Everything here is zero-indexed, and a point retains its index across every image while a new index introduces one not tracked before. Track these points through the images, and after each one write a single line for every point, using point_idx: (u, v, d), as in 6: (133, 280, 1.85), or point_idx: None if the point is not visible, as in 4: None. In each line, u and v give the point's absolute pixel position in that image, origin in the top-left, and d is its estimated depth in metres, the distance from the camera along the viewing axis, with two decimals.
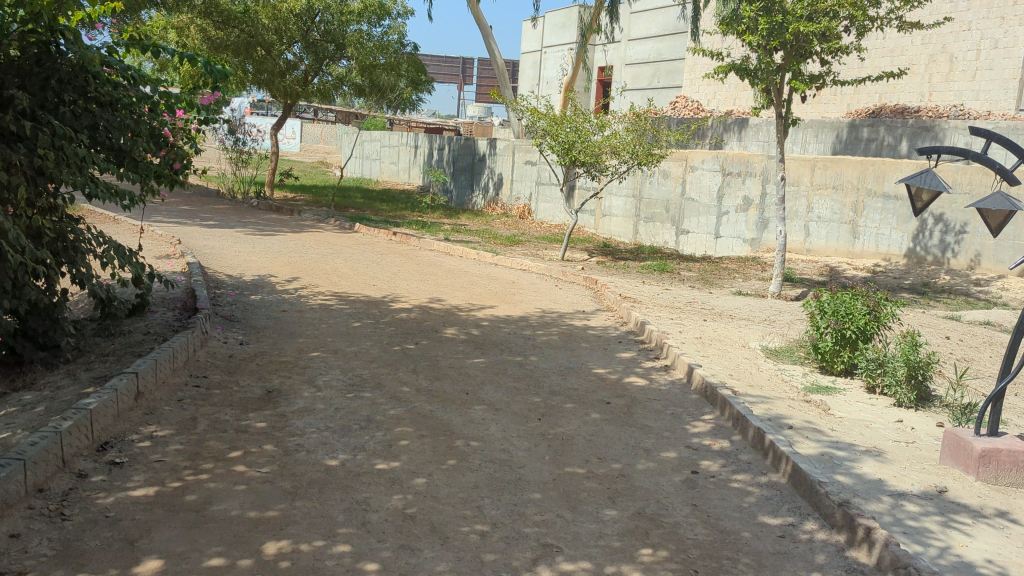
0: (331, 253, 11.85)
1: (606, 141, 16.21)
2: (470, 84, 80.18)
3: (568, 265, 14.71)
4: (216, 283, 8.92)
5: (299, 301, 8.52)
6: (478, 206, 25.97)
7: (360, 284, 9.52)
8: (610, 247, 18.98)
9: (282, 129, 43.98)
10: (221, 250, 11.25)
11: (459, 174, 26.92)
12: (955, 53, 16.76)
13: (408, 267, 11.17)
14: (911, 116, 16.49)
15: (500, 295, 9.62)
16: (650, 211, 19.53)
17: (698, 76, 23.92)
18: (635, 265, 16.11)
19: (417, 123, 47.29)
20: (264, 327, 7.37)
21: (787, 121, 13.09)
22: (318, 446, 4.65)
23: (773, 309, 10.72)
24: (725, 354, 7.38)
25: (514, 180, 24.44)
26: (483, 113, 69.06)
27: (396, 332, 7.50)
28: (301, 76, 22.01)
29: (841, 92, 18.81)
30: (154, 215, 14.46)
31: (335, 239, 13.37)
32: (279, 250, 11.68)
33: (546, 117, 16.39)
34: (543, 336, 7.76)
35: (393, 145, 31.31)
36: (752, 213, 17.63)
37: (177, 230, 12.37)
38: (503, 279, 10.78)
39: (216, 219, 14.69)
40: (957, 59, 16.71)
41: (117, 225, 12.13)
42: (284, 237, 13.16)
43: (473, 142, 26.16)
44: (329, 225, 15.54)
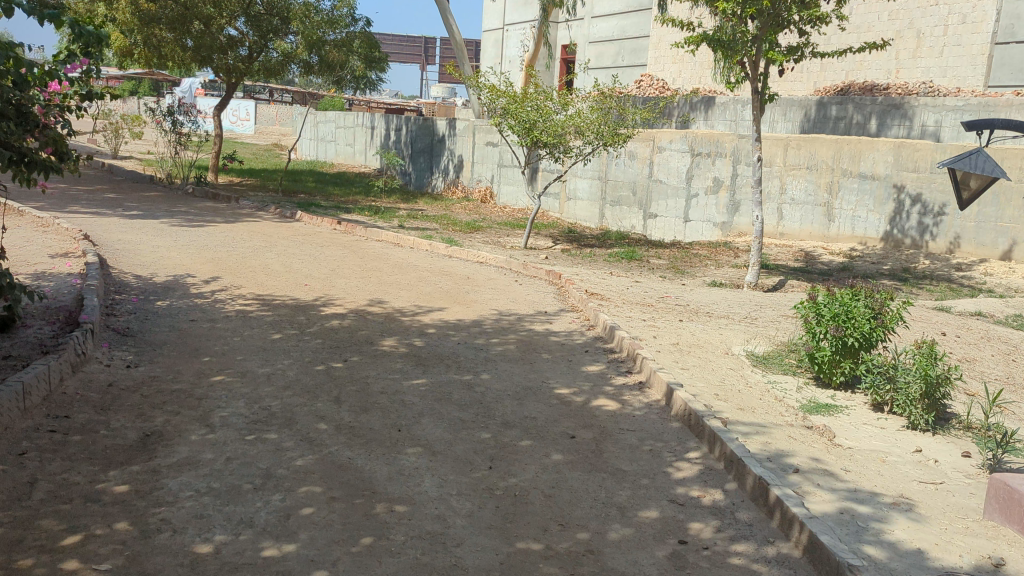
0: (265, 246, 10.63)
1: (570, 121, 15.11)
2: (433, 65, 78.40)
3: (530, 256, 13.63)
4: (118, 288, 7.71)
5: (213, 306, 7.34)
6: (437, 189, 24.74)
7: (286, 284, 8.34)
8: (575, 233, 17.93)
9: (235, 111, 42.20)
10: (137, 245, 9.99)
11: (417, 156, 25.66)
12: (922, 29, 15.84)
13: (348, 262, 9.99)
14: (880, 94, 15.65)
15: (449, 295, 8.50)
16: (617, 193, 18.51)
17: (663, 53, 22.88)
18: (601, 253, 15.08)
19: (377, 104, 45.70)
20: (163, 343, 6.19)
21: (764, 97, 12.05)
22: (190, 522, 3.54)
23: (755, 304, 9.71)
24: (705, 366, 6.35)
25: (474, 162, 23.29)
26: (447, 93, 67.34)
27: (324, 345, 6.36)
28: (245, 54, 20.56)
29: (808, 69, 17.89)
30: (74, 205, 13.12)
31: (273, 230, 12.14)
32: (205, 245, 10.44)
33: (505, 95, 15.23)
34: (496, 347, 6.67)
35: (349, 125, 29.92)
36: (722, 195, 16.69)
37: (92, 223, 11.08)
38: (456, 275, 9.65)
39: (142, 209, 13.36)
40: (924, 34, 15.79)
41: (22, 218, 10.81)
42: (215, 229, 11.90)
43: (432, 123, 24.93)
44: (270, 213, 14.27)
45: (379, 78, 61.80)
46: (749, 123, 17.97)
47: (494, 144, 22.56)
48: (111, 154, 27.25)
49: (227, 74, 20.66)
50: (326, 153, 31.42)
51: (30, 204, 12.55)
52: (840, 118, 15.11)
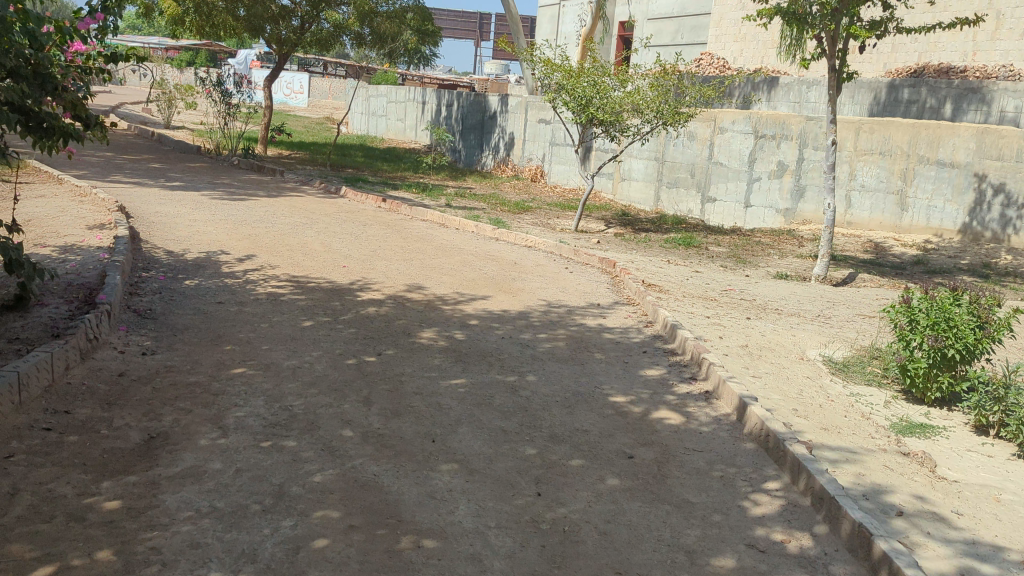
0: (305, 223, 10.14)
1: (628, 98, 14.32)
2: (487, 41, 77.47)
3: (582, 240, 12.97)
4: (146, 264, 7.26)
5: (243, 288, 6.85)
6: (488, 167, 24.14)
7: (321, 266, 7.82)
8: (629, 216, 17.17)
9: (288, 84, 42.04)
10: (174, 218, 9.58)
11: (468, 132, 25.08)
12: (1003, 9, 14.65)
13: (390, 242, 9.44)
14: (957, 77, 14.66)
15: (494, 283, 7.89)
16: (674, 175, 17.69)
17: (724, 31, 21.87)
18: (656, 239, 14.33)
19: (429, 79, 45.12)
20: (184, 328, 5.70)
21: (841, 76, 11.10)
22: (183, 553, 3.01)
23: (827, 302, 8.92)
24: (779, 375, 5.64)
25: (526, 139, 22.61)
26: (501, 69, 66.50)
27: (356, 336, 5.82)
28: (297, 24, 20.13)
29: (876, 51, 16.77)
30: (116, 175, 12.83)
31: (314, 206, 11.67)
32: (243, 220, 9.99)
33: (561, 70, 14.49)
34: (544, 344, 6.05)
35: (400, 100, 29.42)
36: (786, 180, 15.79)
37: (131, 194, 10.71)
38: (502, 260, 9.04)
39: (185, 180, 13.01)
40: (1005, 16, 14.61)
41: (60, 187, 10.49)
42: (255, 203, 11.47)
43: (484, 99, 24.30)
44: (313, 188, 13.82)
45: (433, 53, 61.23)
46: (816, 105, 16.97)
47: (547, 122, 21.86)
48: (163, 124, 27.19)
49: (278, 44, 20.26)
50: (377, 127, 31.00)
51: (72, 173, 12.28)
52: (912, 101, 13.98)
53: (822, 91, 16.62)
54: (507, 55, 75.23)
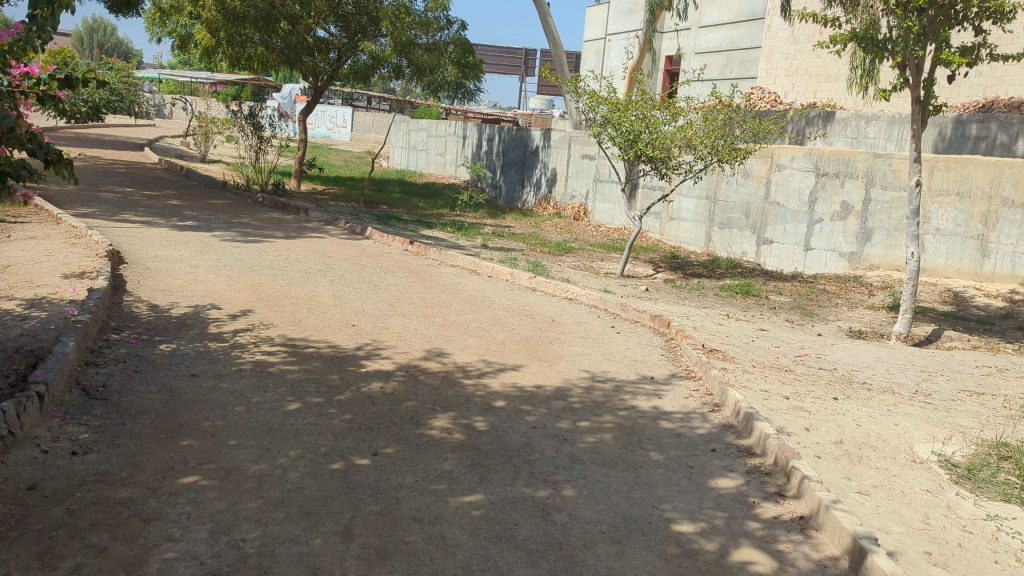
0: (320, 270, 9.10)
1: (679, 132, 13.12)
2: (532, 77, 77.17)
3: (630, 288, 11.75)
4: (120, 323, 6.24)
5: (227, 355, 5.75)
6: (529, 204, 23.08)
7: (325, 327, 6.70)
8: (678, 258, 15.91)
9: (331, 117, 41.69)
10: (173, 264, 8.61)
11: (508, 168, 24.10)
12: None
13: (411, 294, 8.32)
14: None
15: (526, 347, 6.68)
16: (727, 215, 16.41)
17: (776, 65, 20.64)
18: (710, 286, 13.06)
19: (473, 113, 44.46)
20: (140, 414, 4.61)
21: (926, 109, 9.75)
22: None
23: (920, 371, 7.52)
24: (892, 491, 4.31)
25: (569, 175, 21.54)
26: (544, 105, 66.04)
27: (351, 426, 4.65)
28: (334, 58, 19.36)
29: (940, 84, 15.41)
30: (128, 214, 12.01)
31: (334, 249, 10.64)
32: (251, 266, 8.97)
33: (607, 102, 13.38)
34: (586, 437, 4.82)
35: (440, 134, 28.63)
36: (851, 222, 14.33)
37: (133, 238, 9.82)
38: (539, 317, 7.83)
39: (201, 220, 12.15)
40: None
41: (57, 228, 9.63)
42: (270, 246, 10.48)
43: (527, 133, 23.31)
44: (337, 228, 12.85)
45: (478, 87, 60.85)
46: (878, 140, 15.55)
47: (591, 157, 20.78)
48: (199, 159, 26.76)
49: (313, 76, 19.52)
50: (417, 163, 30.22)
51: (80, 211, 11.48)
52: (980, 138, 12.58)
53: (885, 126, 15.25)
54: (552, 89, 74.60)
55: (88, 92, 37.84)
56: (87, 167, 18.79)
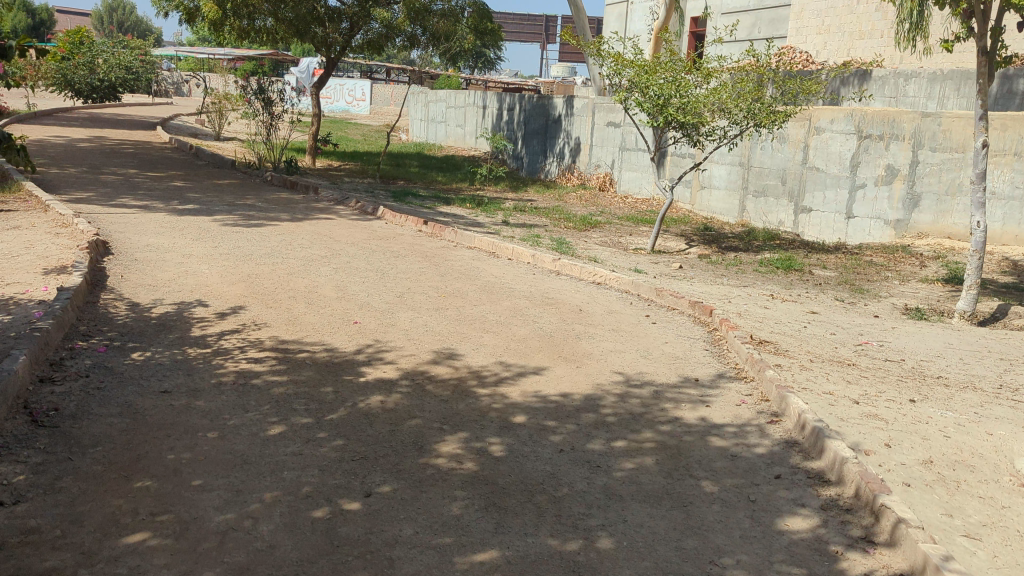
0: (324, 256, 8.36)
1: (712, 95, 12.12)
2: (554, 44, 75.60)
3: (662, 266, 10.92)
4: (90, 327, 5.53)
5: (207, 366, 5.02)
6: (552, 175, 22.16)
7: (324, 326, 5.95)
8: (711, 230, 15.00)
9: (350, 91, 40.58)
10: (163, 255, 7.90)
11: (530, 138, 23.17)
12: None
13: (423, 282, 7.55)
14: None
15: (550, 345, 5.88)
16: (762, 182, 15.42)
17: (807, 23, 19.34)
18: (748, 260, 12.15)
19: (494, 83, 43.36)
20: (94, 445, 3.90)
21: (993, 62, 8.68)
22: None
23: (999, 359, 6.59)
24: (1007, 531, 3.46)
25: (593, 144, 20.63)
26: (565, 72, 64.81)
27: (342, 456, 3.89)
28: (346, 29, 18.42)
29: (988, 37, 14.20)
30: (127, 197, 11.35)
31: (343, 231, 9.88)
32: (249, 254, 8.25)
33: (633, 65, 12.40)
34: (623, 461, 4.02)
35: (459, 105, 27.72)
36: (897, 187, 13.23)
37: (126, 226, 9.13)
38: (564, 306, 7.02)
39: (203, 202, 11.45)
40: None
41: (43, 216, 8.97)
42: (273, 229, 9.75)
43: (549, 101, 22.37)
44: (348, 207, 12.10)
45: (499, 56, 59.61)
46: (917, 99, 14.38)
47: (617, 125, 19.85)
48: (212, 137, 26.14)
49: (324, 48, 18.63)
50: (436, 135, 29.36)
51: (75, 196, 10.85)
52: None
53: (923, 83, 14.05)
54: (575, 56, 73.02)
55: (103, 70, 37.35)
56: (95, 149, 18.22)
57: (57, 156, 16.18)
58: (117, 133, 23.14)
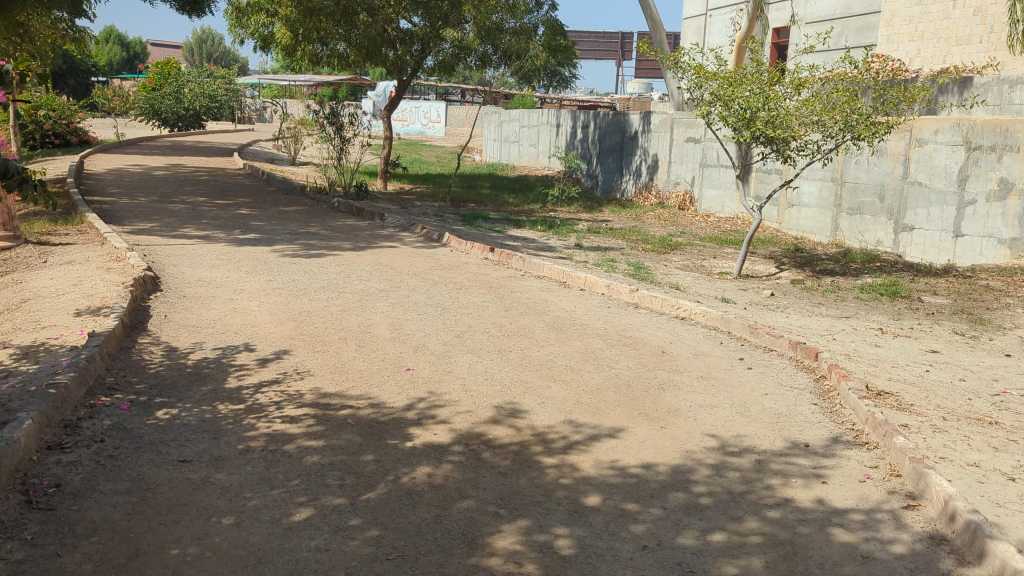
0: (382, 289, 7.76)
1: (804, 107, 11.08)
2: (629, 60, 74.66)
3: (751, 295, 9.98)
4: (117, 378, 5.00)
5: (236, 427, 4.41)
6: (629, 194, 21.32)
7: (372, 375, 5.29)
8: (802, 251, 13.93)
9: (425, 113, 40.45)
10: (212, 292, 7.43)
11: (606, 156, 22.40)
12: None
13: (486, 319, 6.84)
14: None
15: (628, 398, 5.08)
16: (857, 199, 14.26)
17: (898, 30, 17.73)
18: (846, 286, 11.09)
19: (568, 100, 42.67)
20: (89, 534, 3.30)
21: None
22: None
23: None
24: None
25: (672, 161, 19.73)
26: (642, 88, 63.94)
27: (377, 553, 3.20)
28: (417, 50, 17.96)
29: None
30: (189, 227, 11.05)
31: (405, 261, 9.29)
32: (303, 287, 7.71)
33: (716, 77, 11.50)
34: (723, 565, 3.22)
35: (532, 124, 27.14)
36: (1012, 203, 11.92)
37: (181, 259, 8.73)
38: (644, 347, 6.20)
39: (265, 231, 11.06)
40: None
41: (98, 249, 8.65)
42: (333, 260, 9.22)
43: (625, 118, 21.58)
44: (413, 233, 11.54)
45: (574, 73, 58.99)
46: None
47: (697, 140, 18.93)
48: (288, 162, 26.20)
49: (396, 71, 18.11)
50: (509, 154, 28.84)
51: (137, 228, 10.61)
52: None
53: None
54: (652, 72, 71.92)
55: (188, 100, 38.20)
56: (169, 176, 18.30)
57: (132, 185, 16.20)
58: (195, 160, 23.37)
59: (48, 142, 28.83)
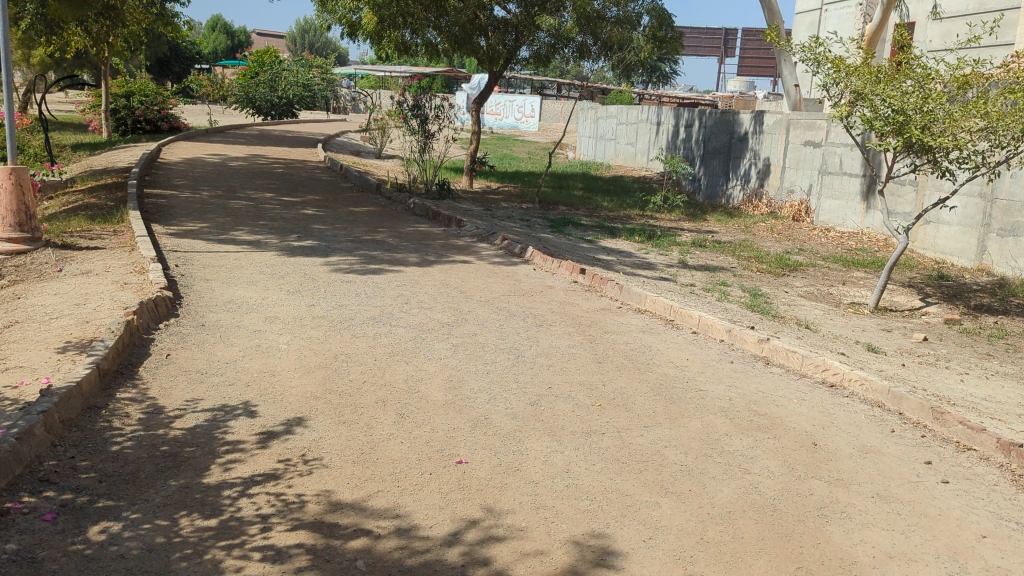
0: (444, 323, 6.30)
1: (971, 111, 8.99)
2: (733, 57, 71.53)
3: (900, 341, 8.11)
4: (58, 462, 3.65)
5: (191, 567, 2.97)
6: (735, 200, 19.35)
7: (409, 471, 3.80)
8: (947, 279, 11.82)
9: (520, 107, 38.83)
10: (237, 321, 6.09)
11: (711, 158, 20.47)
12: None
13: (571, 376, 5.28)
14: None
15: (776, 537, 3.44)
16: (1012, 219, 11.99)
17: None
18: (1014, 330, 9.03)
19: (668, 97, 40.50)
20: None
21: None
22: None
23: None
24: None
25: (786, 166, 17.75)
26: (744, 87, 61.28)
27: None
28: (510, 41, 16.35)
29: None
30: (242, 230, 9.86)
31: (479, 283, 7.80)
32: (348, 316, 6.31)
33: (860, 72, 9.58)
34: None
35: (631, 121, 25.34)
36: None
37: (217, 272, 7.48)
38: (788, 438, 4.51)
39: (325, 237, 9.76)
40: None
41: (125, 257, 7.48)
42: (393, 278, 7.82)
43: (734, 117, 19.65)
44: (492, 244, 10.05)
45: (673, 69, 56.71)
46: None
47: (817, 144, 16.91)
48: (374, 155, 25.19)
49: (488, 62, 16.65)
50: (604, 153, 27.10)
51: (185, 230, 9.49)
52: None
53: None
54: (756, 70, 68.67)
55: (281, 88, 37.72)
56: (245, 168, 17.42)
57: (202, 177, 15.30)
58: (277, 151, 22.55)
59: (139, 128, 28.57)
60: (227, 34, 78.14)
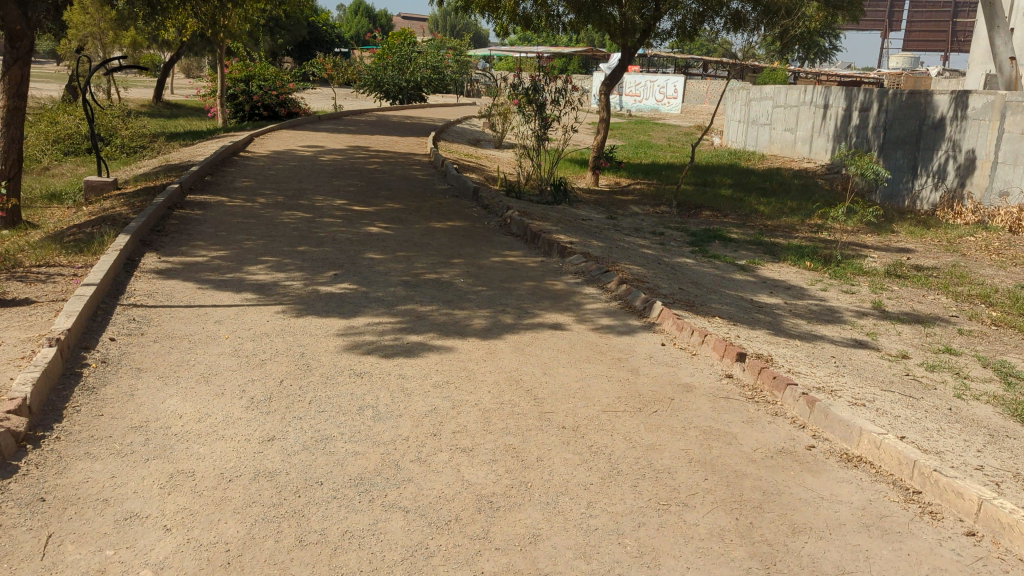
0: (485, 501, 3.39)
1: None
2: (900, 31, 64.32)
3: None
4: None
5: None
6: (926, 204, 15.31)
7: None
8: None
9: (661, 88, 35.17)
10: (113, 481, 3.40)
11: (895, 150, 16.41)
12: None
13: None
14: None
15: None
16: None
17: None
18: None
19: (829, 76, 35.71)
20: None
21: None
22: None
23: None
24: None
25: (1000, 161, 13.69)
26: (908, 62, 55.17)
27: None
28: (649, 11, 13.00)
29: None
30: (265, 261, 7.27)
31: (571, 380, 4.83)
32: (317, 477, 3.51)
33: None
34: None
35: (790, 104, 21.39)
36: None
37: (168, 351, 4.86)
38: None
39: (372, 274, 7.06)
40: None
41: (39, 324, 4.99)
42: (436, 363, 4.96)
43: (926, 98, 15.56)
44: (603, 288, 7.03)
45: (832, 45, 51.12)
46: None
47: None
48: (494, 145, 22.55)
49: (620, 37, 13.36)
50: (758, 141, 23.23)
51: (188, 263, 7.01)
52: None
53: None
54: (927, 46, 61.22)
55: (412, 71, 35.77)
56: (332, 163, 15.12)
57: (275, 176, 13.02)
58: (382, 141, 20.21)
59: (256, 114, 27.21)
60: (367, 17, 77.76)
